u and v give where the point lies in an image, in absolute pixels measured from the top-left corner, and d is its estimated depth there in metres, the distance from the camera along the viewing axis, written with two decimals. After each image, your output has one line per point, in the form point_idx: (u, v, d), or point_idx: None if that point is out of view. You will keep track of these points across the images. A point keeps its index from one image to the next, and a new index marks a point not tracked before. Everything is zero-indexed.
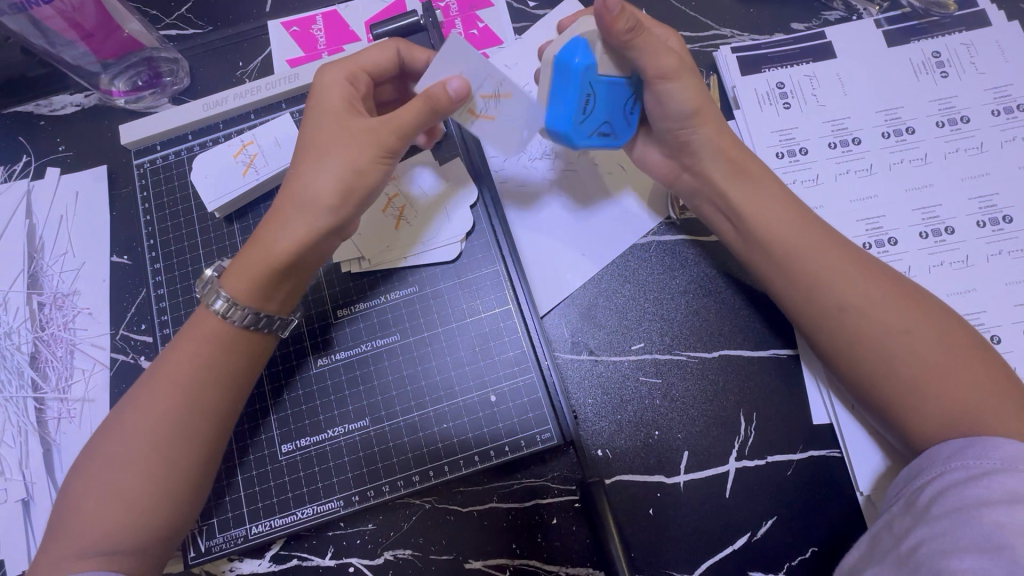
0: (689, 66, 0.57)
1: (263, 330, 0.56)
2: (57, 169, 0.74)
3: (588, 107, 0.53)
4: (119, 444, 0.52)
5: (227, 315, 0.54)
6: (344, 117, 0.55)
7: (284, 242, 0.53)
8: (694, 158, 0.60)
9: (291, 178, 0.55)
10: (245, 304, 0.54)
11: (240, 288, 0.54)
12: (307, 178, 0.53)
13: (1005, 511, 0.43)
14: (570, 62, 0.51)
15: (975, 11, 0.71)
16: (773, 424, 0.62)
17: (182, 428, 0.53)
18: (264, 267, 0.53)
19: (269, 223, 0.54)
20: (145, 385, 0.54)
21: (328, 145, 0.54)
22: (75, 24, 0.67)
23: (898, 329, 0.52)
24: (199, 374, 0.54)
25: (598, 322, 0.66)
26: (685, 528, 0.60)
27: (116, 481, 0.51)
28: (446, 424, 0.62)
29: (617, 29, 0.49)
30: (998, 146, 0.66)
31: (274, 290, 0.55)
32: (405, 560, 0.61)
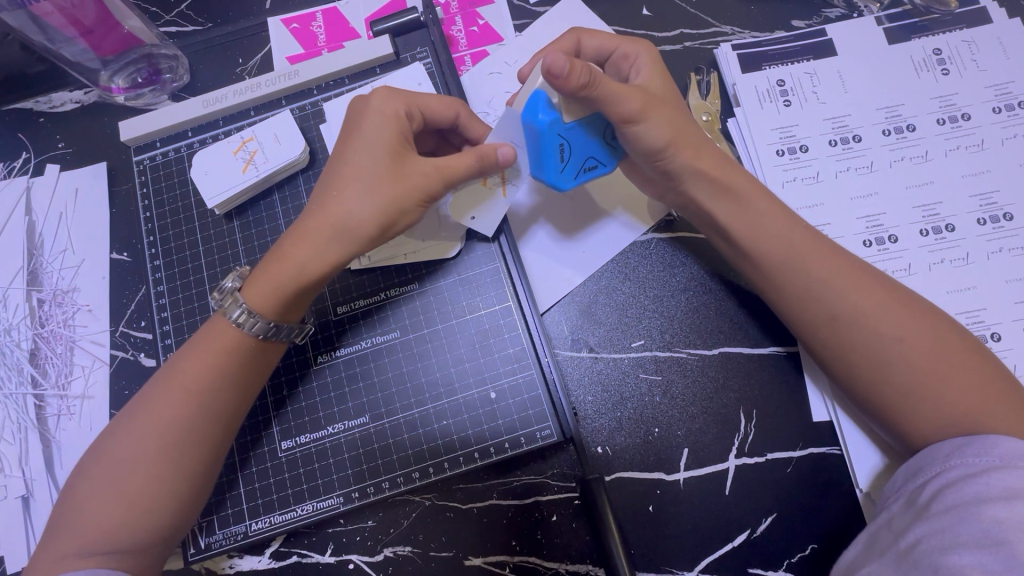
0: (656, 98, 0.54)
1: (276, 340, 0.56)
2: (57, 166, 0.74)
3: (564, 155, 0.54)
4: (124, 445, 0.52)
5: (246, 325, 0.54)
6: (394, 142, 0.53)
7: (318, 267, 0.53)
8: (679, 183, 0.58)
9: (327, 197, 0.53)
10: (266, 316, 0.54)
11: (264, 303, 0.53)
12: (345, 201, 0.52)
13: (1004, 508, 0.43)
14: (535, 121, 0.51)
15: (976, 8, 0.70)
16: (773, 422, 0.62)
17: (192, 433, 0.53)
18: (288, 286, 0.53)
19: (299, 240, 0.53)
20: (154, 388, 0.54)
21: (373, 170, 0.52)
22: (74, 21, 0.67)
23: (892, 337, 0.52)
24: (209, 380, 0.53)
25: (598, 319, 0.66)
26: (685, 525, 0.60)
27: (120, 481, 0.51)
28: (446, 421, 0.62)
29: (570, 85, 0.46)
30: (998, 144, 0.66)
31: (294, 305, 0.55)
32: (405, 556, 0.61)
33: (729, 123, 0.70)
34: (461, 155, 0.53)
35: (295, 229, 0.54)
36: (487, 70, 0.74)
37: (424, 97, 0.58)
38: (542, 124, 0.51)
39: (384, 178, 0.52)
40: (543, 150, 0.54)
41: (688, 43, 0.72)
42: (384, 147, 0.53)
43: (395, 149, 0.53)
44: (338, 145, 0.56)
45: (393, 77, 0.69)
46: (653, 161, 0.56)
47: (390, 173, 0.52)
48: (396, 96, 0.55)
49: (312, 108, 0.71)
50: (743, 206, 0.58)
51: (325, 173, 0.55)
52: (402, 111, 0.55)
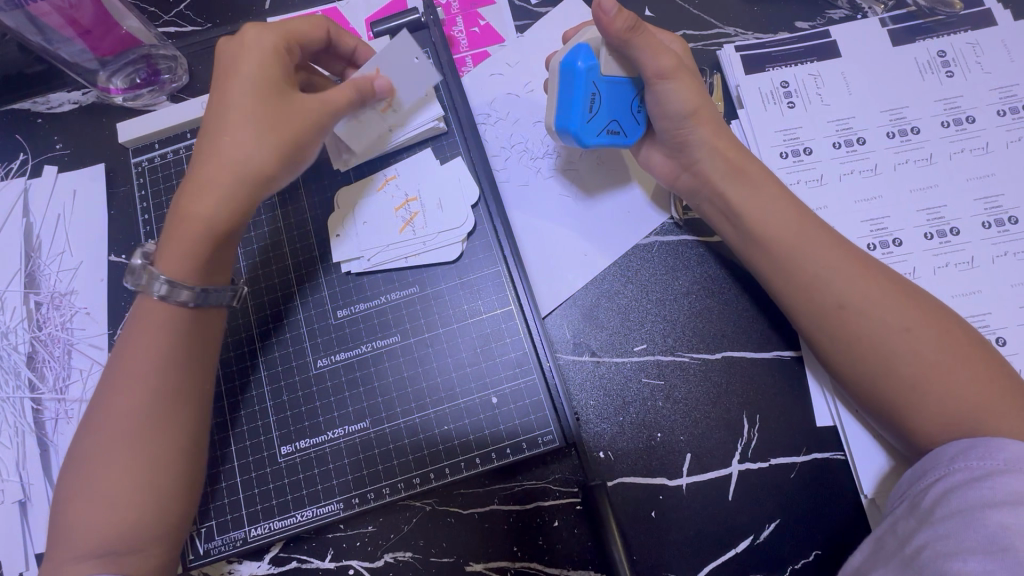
0: (688, 67, 0.58)
1: (215, 305, 0.56)
2: (55, 168, 0.73)
3: (593, 106, 0.56)
4: (96, 442, 0.52)
5: (171, 297, 0.53)
6: (273, 81, 0.54)
7: (220, 209, 0.52)
8: (691, 157, 0.61)
9: (211, 143, 0.53)
10: (187, 282, 0.53)
11: (181, 266, 0.53)
12: (237, 143, 0.52)
13: (1010, 513, 0.42)
14: (574, 64, 0.55)
15: (981, 10, 0.70)
16: (777, 427, 0.61)
17: (145, 416, 0.52)
18: (198, 238, 0.52)
19: (199, 187, 0.52)
20: (110, 380, 0.53)
21: (251, 111, 0.53)
22: (72, 21, 0.66)
23: (898, 326, 0.52)
24: (156, 362, 0.53)
25: (600, 323, 0.65)
26: (687, 531, 0.59)
27: (101, 481, 0.51)
28: (446, 426, 0.62)
29: (617, 27, 0.52)
30: (1003, 147, 0.66)
31: (213, 258, 0.54)
32: (405, 562, 0.61)
33: (732, 126, 0.69)
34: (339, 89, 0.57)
35: (189, 180, 0.53)
36: (489, 71, 0.73)
37: (292, 24, 0.59)
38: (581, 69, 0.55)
39: (270, 118, 0.53)
40: (574, 96, 0.56)
41: (691, 44, 0.72)
42: (261, 87, 0.53)
43: (271, 86, 0.54)
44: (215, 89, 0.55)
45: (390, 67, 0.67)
46: (675, 129, 0.60)
47: (274, 109, 0.53)
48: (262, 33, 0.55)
49: None
50: (745, 207, 0.58)
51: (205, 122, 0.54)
52: (280, 46, 0.56)
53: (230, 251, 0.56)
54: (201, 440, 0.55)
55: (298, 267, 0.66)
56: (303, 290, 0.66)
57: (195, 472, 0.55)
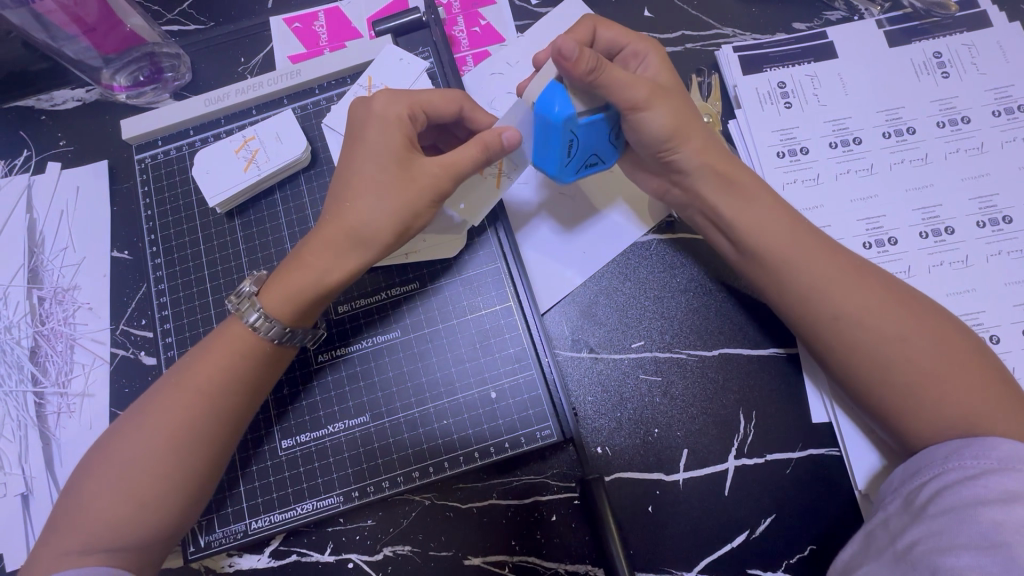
0: (664, 91, 0.56)
1: (293, 345, 0.57)
2: (58, 164, 0.74)
3: (571, 151, 0.56)
4: (133, 444, 0.52)
5: (262, 329, 0.54)
6: (404, 153, 0.53)
7: (339, 275, 0.54)
8: (683, 176, 0.60)
9: (340, 207, 0.54)
10: (283, 321, 0.54)
11: (282, 308, 0.54)
12: (360, 210, 0.53)
13: (1002, 510, 0.43)
14: (548, 114, 0.53)
15: (976, 12, 0.71)
16: (772, 422, 0.62)
17: (199, 436, 0.52)
18: (308, 292, 0.54)
19: (317, 250, 0.53)
20: (163, 388, 0.54)
21: (381, 180, 0.53)
22: (76, 19, 0.67)
23: (894, 335, 0.52)
24: (217, 384, 0.53)
25: (598, 320, 0.66)
26: (683, 526, 0.60)
27: (127, 480, 0.51)
28: (446, 421, 0.62)
29: (580, 70, 0.49)
30: (998, 147, 0.66)
31: (316, 308, 0.55)
32: (405, 556, 0.61)
33: (729, 126, 0.70)
34: (465, 146, 0.53)
35: (310, 240, 0.55)
36: (489, 70, 0.74)
37: (423, 95, 0.58)
38: (556, 119, 0.52)
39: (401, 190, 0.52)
40: (552, 143, 0.55)
41: (689, 44, 0.73)
42: (389, 153, 0.53)
43: (402, 154, 0.53)
44: (345, 152, 0.56)
45: (378, 70, 0.69)
46: (659, 150, 0.58)
47: (401, 178, 0.52)
48: (396, 100, 0.56)
49: (313, 107, 0.71)
50: (745, 202, 0.58)
51: (333, 180, 0.56)
52: (405, 114, 0.55)
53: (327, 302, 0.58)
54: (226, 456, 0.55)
55: None
56: None
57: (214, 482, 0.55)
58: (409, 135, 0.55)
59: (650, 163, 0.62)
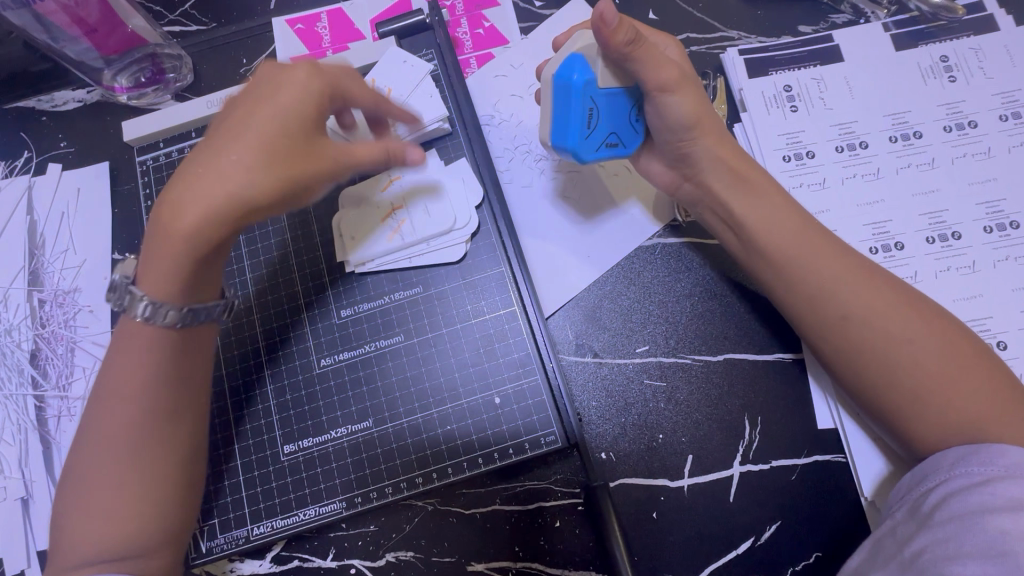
0: (691, 76, 0.57)
1: (191, 330, 0.53)
2: (58, 166, 0.74)
3: (591, 122, 0.55)
4: (87, 458, 0.51)
5: (152, 318, 0.51)
6: (304, 127, 0.51)
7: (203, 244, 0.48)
8: (697, 166, 0.60)
9: (216, 162, 0.48)
10: (171, 301, 0.50)
11: (159, 284, 0.50)
12: (239, 168, 0.47)
13: (1009, 518, 0.43)
14: (569, 78, 0.53)
15: (983, 15, 0.70)
16: (779, 428, 0.61)
17: (142, 436, 0.51)
18: (176, 264, 0.49)
19: (185, 201, 0.47)
20: (96, 402, 0.52)
21: (266, 144, 0.48)
22: (77, 19, 0.66)
23: (900, 336, 0.52)
24: (145, 380, 0.51)
25: (603, 324, 0.65)
26: (687, 532, 0.60)
27: (94, 492, 0.50)
28: (449, 426, 0.62)
29: (617, 41, 0.50)
30: (1005, 151, 0.66)
31: (181, 285, 0.50)
32: (407, 562, 0.61)
33: (735, 129, 0.69)
34: (369, 147, 0.53)
35: (169, 191, 0.48)
36: (493, 73, 0.73)
37: (342, 75, 0.55)
38: (578, 84, 0.53)
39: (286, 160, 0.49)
40: (572, 113, 0.54)
41: (695, 47, 0.72)
42: (290, 121, 0.50)
43: (302, 120, 0.50)
44: (235, 107, 0.51)
45: (382, 75, 0.68)
46: (678, 140, 0.59)
47: (293, 150, 0.49)
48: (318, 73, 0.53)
49: None
50: (750, 206, 0.58)
51: (211, 134, 0.50)
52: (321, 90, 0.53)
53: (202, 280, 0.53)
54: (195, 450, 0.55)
55: (302, 268, 0.66)
56: (307, 291, 0.66)
57: (189, 476, 0.54)
58: (317, 101, 0.52)
59: (663, 155, 0.62)
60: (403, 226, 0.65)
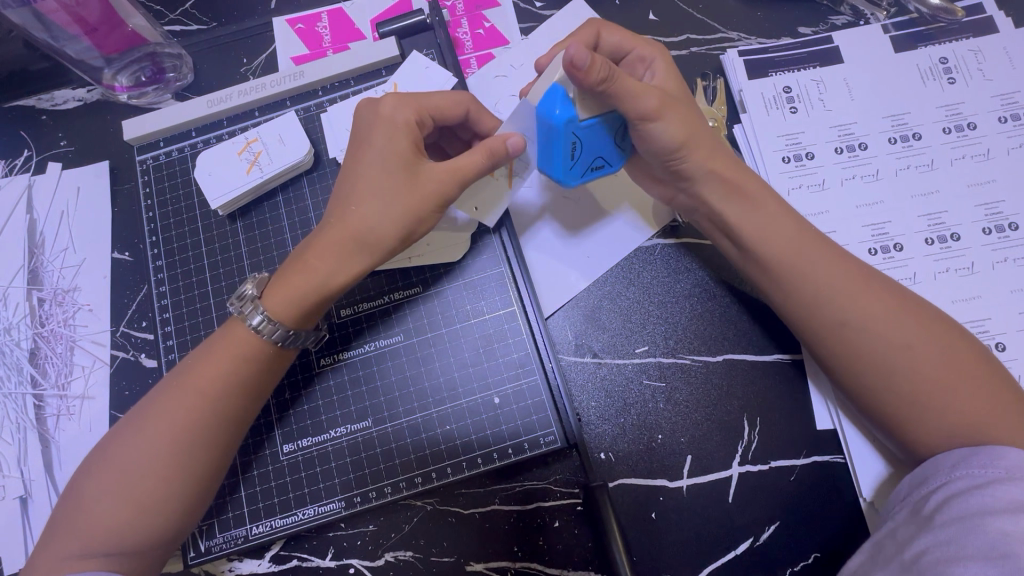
0: (672, 98, 0.55)
1: (294, 347, 0.56)
2: (58, 164, 0.74)
3: (574, 153, 0.55)
4: (134, 442, 0.52)
5: (265, 332, 0.53)
6: (411, 161, 0.53)
7: (340, 280, 0.53)
8: (689, 183, 0.59)
9: (344, 209, 0.53)
10: (283, 322, 0.54)
11: (283, 310, 0.53)
12: (366, 215, 0.53)
13: (1010, 520, 0.43)
14: (550, 116, 0.52)
15: (983, 17, 0.70)
16: (777, 429, 0.61)
17: (196, 436, 0.52)
18: (311, 296, 0.53)
19: (327, 263, 0.53)
20: (166, 389, 0.53)
21: (384, 184, 0.53)
22: (78, 19, 0.66)
23: (900, 343, 0.52)
24: (219, 385, 0.53)
25: (602, 325, 0.65)
26: (686, 532, 0.60)
27: (130, 475, 0.51)
28: (449, 426, 0.62)
29: (592, 79, 0.47)
30: (1004, 153, 0.66)
31: (315, 313, 0.55)
32: (406, 561, 0.61)
33: (735, 130, 0.69)
34: (472, 154, 0.53)
35: (313, 242, 0.54)
36: (493, 73, 0.74)
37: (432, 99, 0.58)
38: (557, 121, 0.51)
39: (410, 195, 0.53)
40: (554, 148, 0.54)
41: (694, 48, 0.72)
42: (396, 157, 0.53)
43: (409, 159, 0.53)
44: (350, 154, 0.56)
45: (398, 74, 0.68)
46: (665, 159, 0.58)
47: (408, 185, 0.53)
48: (405, 103, 0.55)
49: (315, 110, 0.70)
50: (749, 214, 0.58)
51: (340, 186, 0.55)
52: (414, 119, 0.55)
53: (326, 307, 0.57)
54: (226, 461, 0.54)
55: None
56: None
57: (215, 483, 0.54)
58: (419, 139, 0.55)
59: (655, 170, 0.62)
60: None
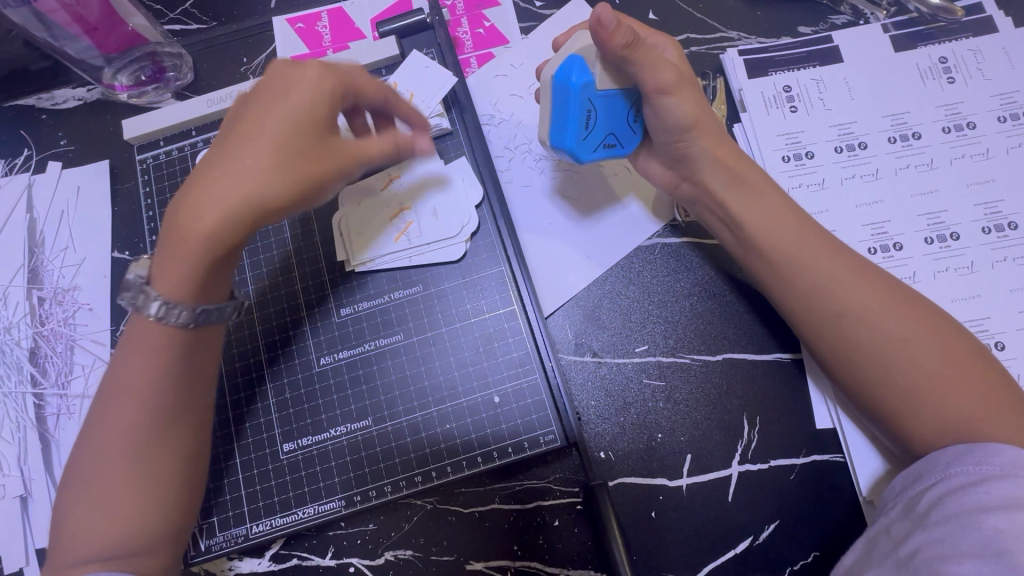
0: (686, 77, 0.56)
1: (215, 324, 0.52)
2: (58, 164, 0.74)
3: (589, 123, 0.55)
4: (97, 449, 0.50)
5: (165, 318, 0.49)
6: (316, 124, 0.49)
7: (218, 244, 0.46)
8: (693, 167, 0.60)
9: (223, 163, 0.46)
10: (183, 303, 0.49)
11: (179, 283, 0.48)
12: (246, 172, 0.46)
13: (1004, 517, 0.43)
14: (567, 82, 0.53)
15: (982, 17, 0.70)
16: (777, 428, 0.61)
17: (147, 435, 0.50)
18: (189, 263, 0.47)
19: (199, 224, 0.45)
20: (108, 393, 0.51)
21: (280, 143, 0.47)
22: (78, 18, 0.66)
23: (895, 336, 0.52)
24: (153, 380, 0.50)
25: (601, 324, 0.65)
26: (685, 532, 0.60)
27: (103, 482, 0.50)
28: (449, 425, 0.62)
29: (615, 43, 0.49)
30: (1003, 152, 0.66)
31: (208, 285, 0.49)
32: (406, 560, 0.61)
33: (734, 129, 0.69)
34: (382, 141, 0.53)
35: (182, 200, 0.46)
36: (493, 72, 0.74)
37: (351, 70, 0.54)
38: (575, 86, 0.53)
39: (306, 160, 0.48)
40: (569, 115, 0.54)
41: (694, 48, 0.72)
42: (299, 118, 0.48)
43: (317, 123, 0.49)
44: (246, 103, 0.50)
45: (399, 74, 0.68)
46: (675, 138, 0.58)
47: (309, 148, 0.48)
48: (321, 65, 0.50)
49: None
50: (748, 208, 0.58)
51: (223, 137, 0.48)
52: (332, 83, 0.51)
53: (219, 284, 0.52)
54: (199, 449, 0.55)
55: (302, 266, 0.66)
56: (307, 291, 0.66)
57: (191, 477, 0.54)
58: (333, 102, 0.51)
59: (661, 153, 0.62)
60: (409, 231, 0.65)
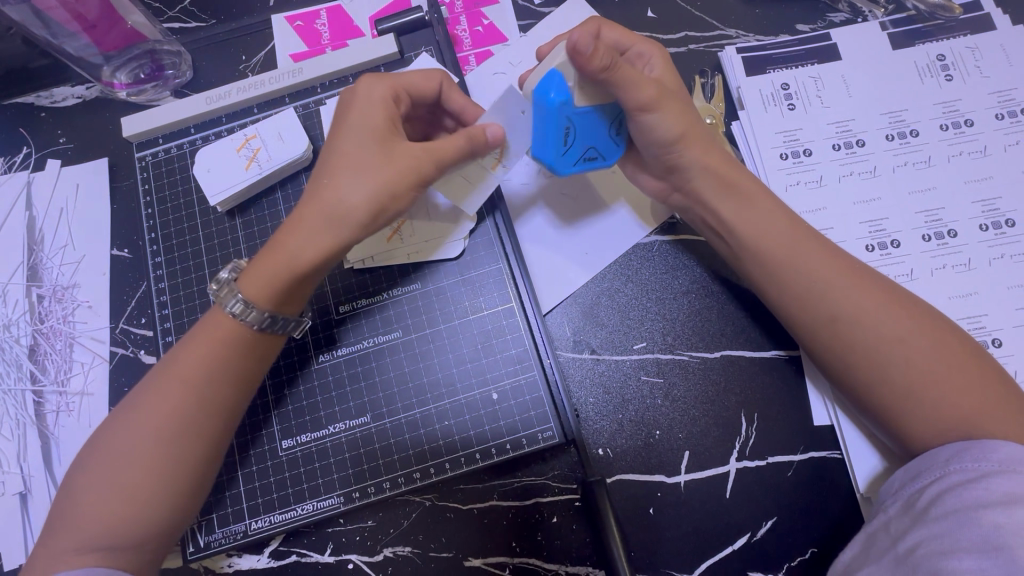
0: (669, 91, 0.56)
1: (276, 332, 0.56)
2: (58, 161, 0.74)
3: (567, 140, 0.54)
4: (126, 434, 0.52)
5: (242, 316, 0.53)
6: (387, 136, 0.53)
7: (311, 255, 0.52)
8: (684, 178, 0.60)
9: (320, 184, 0.53)
10: (261, 306, 0.53)
11: (260, 292, 0.53)
12: (337, 188, 0.52)
13: (1003, 513, 0.43)
14: (545, 100, 0.51)
15: (980, 14, 0.71)
16: (775, 425, 0.62)
17: (191, 422, 0.52)
18: (282, 275, 0.52)
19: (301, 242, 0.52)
20: (155, 378, 0.54)
21: (363, 159, 0.52)
22: (77, 15, 0.67)
23: (891, 337, 0.52)
24: (206, 372, 0.53)
25: (600, 321, 0.66)
26: (684, 528, 0.60)
27: (126, 466, 0.51)
28: (447, 422, 0.62)
29: (593, 66, 0.48)
30: (1001, 150, 0.66)
31: (292, 295, 0.54)
32: (405, 557, 0.61)
33: (732, 127, 0.70)
34: (450, 138, 0.53)
35: (289, 222, 0.53)
36: (490, 70, 0.74)
37: (406, 78, 0.58)
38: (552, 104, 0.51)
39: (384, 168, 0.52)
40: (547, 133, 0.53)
41: (692, 45, 0.72)
42: (374, 134, 0.53)
43: (384, 136, 0.53)
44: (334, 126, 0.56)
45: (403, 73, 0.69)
46: (663, 153, 0.58)
47: (382, 158, 0.52)
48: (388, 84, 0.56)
49: (314, 107, 0.71)
50: (744, 209, 0.58)
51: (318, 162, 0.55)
52: (390, 96, 0.56)
53: (304, 294, 0.56)
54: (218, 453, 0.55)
55: None
56: None
57: (210, 476, 0.55)
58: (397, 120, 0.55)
59: (651, 165, 0.62)
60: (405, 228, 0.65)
